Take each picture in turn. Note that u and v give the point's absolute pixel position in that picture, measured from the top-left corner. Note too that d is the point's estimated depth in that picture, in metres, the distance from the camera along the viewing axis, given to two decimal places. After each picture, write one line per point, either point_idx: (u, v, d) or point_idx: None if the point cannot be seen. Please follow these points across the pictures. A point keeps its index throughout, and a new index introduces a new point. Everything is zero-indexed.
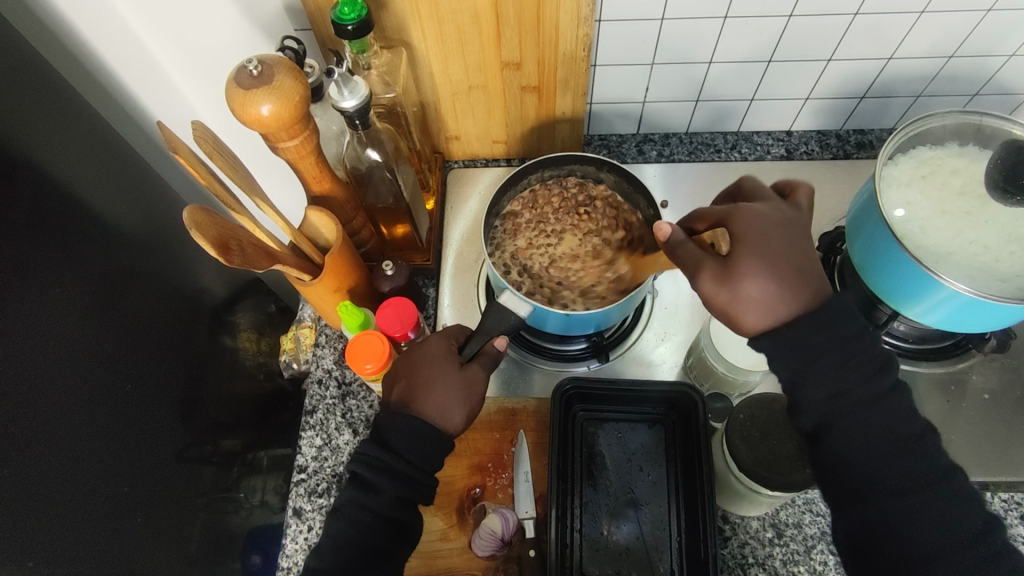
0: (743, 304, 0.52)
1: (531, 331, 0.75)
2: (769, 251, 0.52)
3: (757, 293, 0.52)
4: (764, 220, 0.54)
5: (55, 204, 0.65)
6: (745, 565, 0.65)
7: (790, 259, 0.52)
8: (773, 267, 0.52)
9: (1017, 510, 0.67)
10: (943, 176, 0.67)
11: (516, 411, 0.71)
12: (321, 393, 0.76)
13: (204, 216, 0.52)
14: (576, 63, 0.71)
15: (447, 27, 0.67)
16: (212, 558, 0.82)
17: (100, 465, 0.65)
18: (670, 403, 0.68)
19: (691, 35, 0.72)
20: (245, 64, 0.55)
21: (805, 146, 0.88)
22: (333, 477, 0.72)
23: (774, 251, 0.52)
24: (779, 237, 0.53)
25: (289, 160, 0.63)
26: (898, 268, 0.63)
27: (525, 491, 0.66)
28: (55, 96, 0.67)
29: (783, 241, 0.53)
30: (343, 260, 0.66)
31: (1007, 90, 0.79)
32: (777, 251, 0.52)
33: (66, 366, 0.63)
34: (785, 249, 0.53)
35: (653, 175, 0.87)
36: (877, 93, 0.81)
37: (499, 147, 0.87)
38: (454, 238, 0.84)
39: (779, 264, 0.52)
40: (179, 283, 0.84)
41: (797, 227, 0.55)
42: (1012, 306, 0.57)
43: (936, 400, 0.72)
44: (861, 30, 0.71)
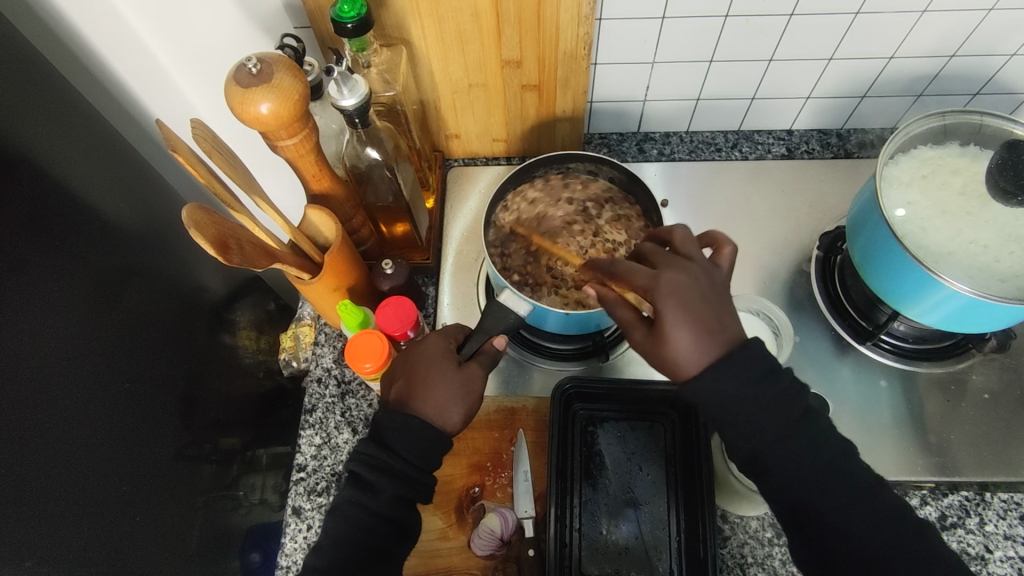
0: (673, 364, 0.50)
1: (531, 330, 0.75)
2: (685, 307, 0.50)
3: (689, 354, 0.50)
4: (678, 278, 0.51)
5: (53, 201, 0.65)
6: (744, 565, 0.65)
7: (706, 316, 0.50)
8: (695, 329, 0.49)
9: (1017, 510, 0.67)
10: (943, 176, 0.67)
11: (515, 410, 0.71)
12: (320, 392, 0.76)
13: (203, 214, 0.52)
14: (577, 62, 0.71)
15: (446, 25, 0.67)
16: (211, 555, 0.82)
17: (98, 463, 0.65)
18: (670, 402, 0.68)
19: (692, 33, 0.72)
20: (244, 62, 0.55)
21: (806, 145, 0.88)
22: (332, 476, 0.72)
23: (692, 311, 0.49)
24: (695, 300, 0.50)
25: (288, 158, 0.63)
26: (898, 267, 0.63)
27: (524, 490, 0.66)
28: (53, 93, 0.67)
29: (704, 300, 0.50)
30: (342, 258, 0.66)
31: (1008, 90, 0.79)
32: (688, 307, 0.50)
33: (63, 363, 0.62)
34: (702, 308, 0.50)
35: (653, 174, 0.87)
36: (878, 92, 0.81)
37: (499, 146, 0.87)
38: (454, 236, 0.84)
39: (700, 323, 0.49)
40: (178, 280, 0.84)
41: (716, 287, 0.52)
42: (1012, 306, 0.57)
43: (936, 400, 0.72)
44: (863, 30, 0.71)
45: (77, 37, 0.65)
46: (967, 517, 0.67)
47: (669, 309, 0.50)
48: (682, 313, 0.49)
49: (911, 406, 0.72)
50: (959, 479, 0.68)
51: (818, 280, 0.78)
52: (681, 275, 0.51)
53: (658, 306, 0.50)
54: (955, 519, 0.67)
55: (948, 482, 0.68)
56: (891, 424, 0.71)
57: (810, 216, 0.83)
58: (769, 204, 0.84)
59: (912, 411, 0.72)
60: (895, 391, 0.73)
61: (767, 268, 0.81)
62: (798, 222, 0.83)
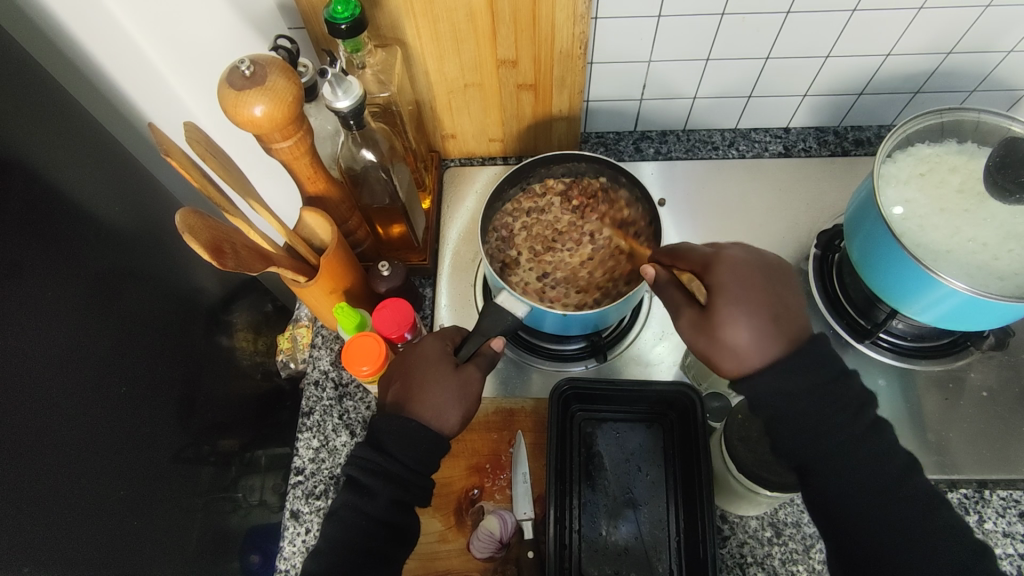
0: (727, 351, 0.54)
1: (529, 331, 0.75)
2: (744, 291, 0.54)
3: (742, 337, 0.53)
4: (738, 269, 0.56)
5: (46, 204, 0.64)
6: (744, 565, 0.65)
7: (766, 301, 0.54)
8: (753, 310, 0.53)
9: (1015, 507, 0.67)
10: (941, 174, 0.67)
11: (514, 412, 0.71)
12: (317, 395, 0.76)
13: (196, 218, 0.52)
14: (573, 61, 0.71)
15: (441, 25, 0.67)
16: (210, 557, 0.82)
17: (95, 467, 0.64)
18: (668, 403, 0.68)
19: (688, 32, 0.72)
20: (237, 64, 0.54)
21: (803, 143, 0.88)
22: (331, 478, 0.72)
23: (750, 296, 0.54)
24: (755, 282, 0.55)
25: (283, 160, 0.62)
26: (895, 265, 0.63)
27: (523, 492, 0.66)
28: (44, 96, 0.66)
29: (766, 288, 0.55)
30: (338, 261, 0.66)
31: (1006, 86, 0.79)
32: (746, 291, 0.54)
33: (58, 368, 0.62)
34: (763, 293, 0.54)
35: (650, 172, 0.87)
36: (875, 89, 0.81)
37: (495, 146, 0.86)
38: (450, 237, 0.84)
39: (755, 308, 0.53)
40: (174, 282, 0.83)
41: (773, 274, 0.56)
42: (1010, 304, 0.57)
43: (934, 398, 0.72)
44: (861, 26, 0.71)
45: (68, 40, 0.65)
46: (966, 514, 0.67)
47: (727, 289, 0.54)
48: (741, 302, 0.54)
49: (909, 404, 0.72)
50: (958, 477, 0.68)
51: (816, 278, 0.77)
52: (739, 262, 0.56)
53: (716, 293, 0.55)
54: None
55: (947, 480, 0.68)
56: (890, 422, 0.71)
57: (807, 213, 0.83)
58: (766, 202, 0.84)
59: (910, 410, 0.72)
60: (893, 389, 0.73)
61: None
62: (796, 220, 0.83)
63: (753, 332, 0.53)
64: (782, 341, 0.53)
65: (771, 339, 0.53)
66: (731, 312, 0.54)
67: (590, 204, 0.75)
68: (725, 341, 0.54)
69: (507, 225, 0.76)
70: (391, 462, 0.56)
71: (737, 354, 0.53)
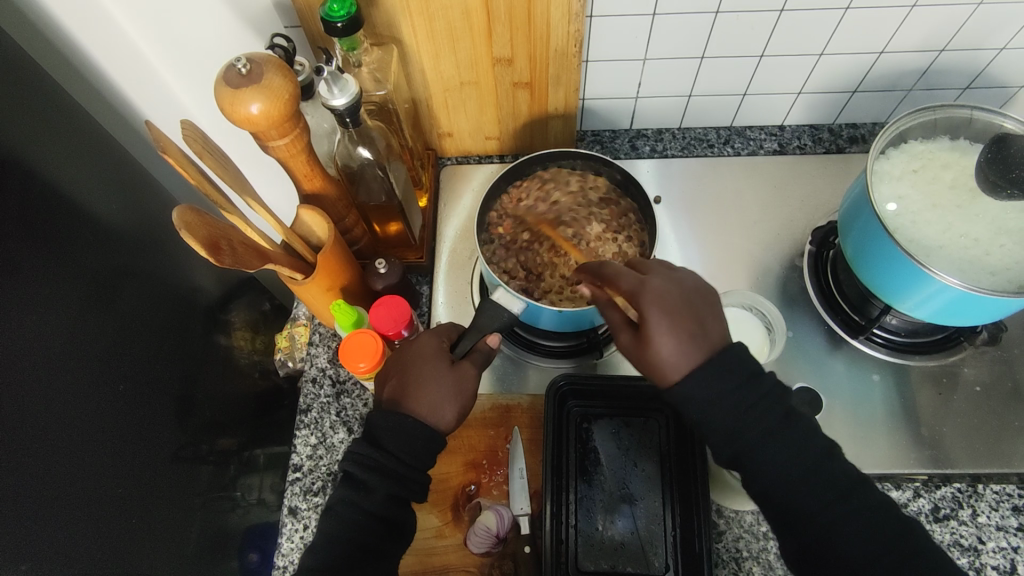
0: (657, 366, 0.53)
1: (525, 328, 0.76)
2: (667, 309, 0.53)
3: (670, 348, 0.52)
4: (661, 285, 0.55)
5: (44, 203, 0.64)
6: (739, 559, 0.65)
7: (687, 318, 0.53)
8: (676, 324, 0.53)
9: (1008, 501, 0.68)
10: (934, 171, 0.67)
11: (510, 408, 0.71)
12: (315, 392, 0.76)
13: (193, 216, 0.52)
14: (568, 59, 0.71)
15: (437, 23, 0.67)
16: (209, 555, 0.82)
17: (94, 465, 0.64)
18: (664, 398, 0.68)
19: (683, 29, 0.72)
20: (233, 62, 0.55)
21: (798, 141, 0.88)
22: (328, 476, 0.72)
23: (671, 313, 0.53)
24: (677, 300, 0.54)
25: (279, 158, 0.62)
26: (889, 261, 0.63)
27: (519, 488, 0.66)
28: (42, 95, 0.66)
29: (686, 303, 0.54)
30: (335, 259, 0.66)
31: (998, 83, 0.79)
32: (667, 306, 0.54)
33: (57, 366, 0.62)
34: (683, 309, 0.54)
35: (646, 170, 0.87)
36: (869, 87, 0.81)
37: (491, 144, 0.87)
38: (447, 235, 0.84)
39: (675, 323, 0.53)
40: (171, 281, 0.83)
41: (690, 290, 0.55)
42: (1002, 299, 0.58)
43: (928, 393, 0.72)
44: (854, 24, 0.71)
45: (65, 38, 0.65)
46: (960, 508, 0.67)
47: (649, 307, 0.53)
48: (663, 317, 0.53)
49: (903, 399, 0.72)
50: (951, 471, 0.69)
51: (811, 274, 0.78)
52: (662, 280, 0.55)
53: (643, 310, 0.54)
54: (948, 511, 0.67)
55: (941, 474, 0.69)
56: (884, 417, 0.72)
57: (802, 211, 0.83)
58: (761, 200, 0.85)
59: (903, 405, 0.72)
60: (887, 385, 0.73)
61: (759, 263, 0.81)
62: (791, 217, 0.83)
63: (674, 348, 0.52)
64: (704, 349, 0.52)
65: (694, 347, 0.52)
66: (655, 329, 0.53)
67: (614, 233, 0.75)
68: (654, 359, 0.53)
69: (504, 222, 0.76)
70: (388, 458, 0.56)
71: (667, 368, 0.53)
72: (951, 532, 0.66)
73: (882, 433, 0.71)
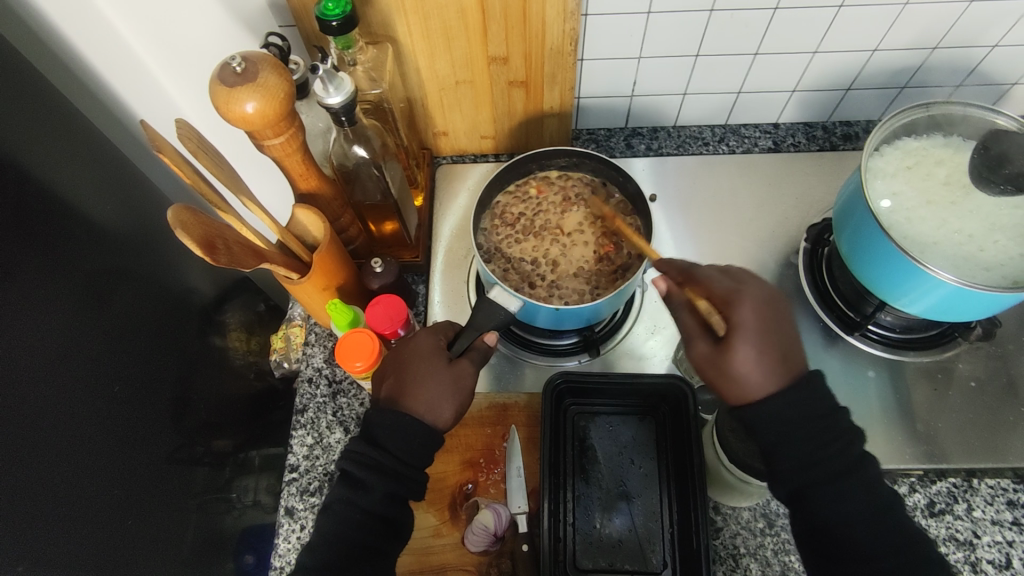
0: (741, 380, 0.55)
1: (521, 327, 0.76)
2: (760, 333, 0.55)
3: (752, 361, 0.54)
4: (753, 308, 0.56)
5: (37, 203, 0.64)
6: (737, 555, 0.66)
7: (774, 345, 0.55)
8: (763, 353, 0.54)
9: (1003, 496, 0.68)
10: (928, 167, 0.68)
11: (507, 407, 0.71)
12: (311, 392, 0.76)
13: (188, 215, 0.52)
14: (563, 58, 0.71)
15: (432, 22, 0.67)
16: (205, 557, 0.82)
17: (88, 466, 0.64)
18: (661, 396, 0.68)
19: (678, 28, 0.72)
20: (228, 61, 0.54)
21: (792, 138, 0.89)
22: (325, 476, 0.72)
23: (761, 339, 0.55)
24: (767, 322, 0.55)
25: (275, 158, 0.62)
26: (885, 257, 0.63)
27: (517, 486, 0.66)
28: (33, 94, 0.66)
29: (778, 329, 0.56)
30: (331, 257, 0.66)
31: (989, 81, 0.80)
32: (757, 321, 0.55)
33: (50, 367, 0.62)
34: (774, 334, 0.55)
35: (641, 168, 0.87)
36: (863, 84, 0.81)
37: (487, 143, 0.87)
38: (443, 234, 0.84)
39: (765, 340, 0.55)
40: (166, 282, 0.83)
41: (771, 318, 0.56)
42: (996, 294, 0.58)
43: (923, 388, 0.73)
44: (847, 21, 0.71)
45: (57, 37, 0.64)
46: (955, 503, 0.68)
47: (744, 320, 0.55)
48: (757, 332, 0.55)
49: (899, 395, 0.73)
50: (947, 467, 0.69)
51: (807, 272, 0.78)
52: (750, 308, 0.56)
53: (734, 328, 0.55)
54: (943, 506, 0.68)
55: (936, 469, 0.69)
56: (879, 413, 0.72)
57: (797, 208, 0.84)
58: (756, 197, 0.85)
59: (899, 401, 0.72)
60: (883, 381, 0.74)
61: (754, 260, 0.81)
62: (786, 214, 0.83)
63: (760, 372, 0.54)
64: (785, 370, 0.55)
65: (779, 369, 0.54)
66: (746, 349, 0.54)
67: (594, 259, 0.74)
68: (735, 374, 0.55)
69: (495, 235, 0.75)
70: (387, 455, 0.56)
71: (743, 381, 0.55)
72: (946, 527, 0.67)
73: (877, 428, 0.71)
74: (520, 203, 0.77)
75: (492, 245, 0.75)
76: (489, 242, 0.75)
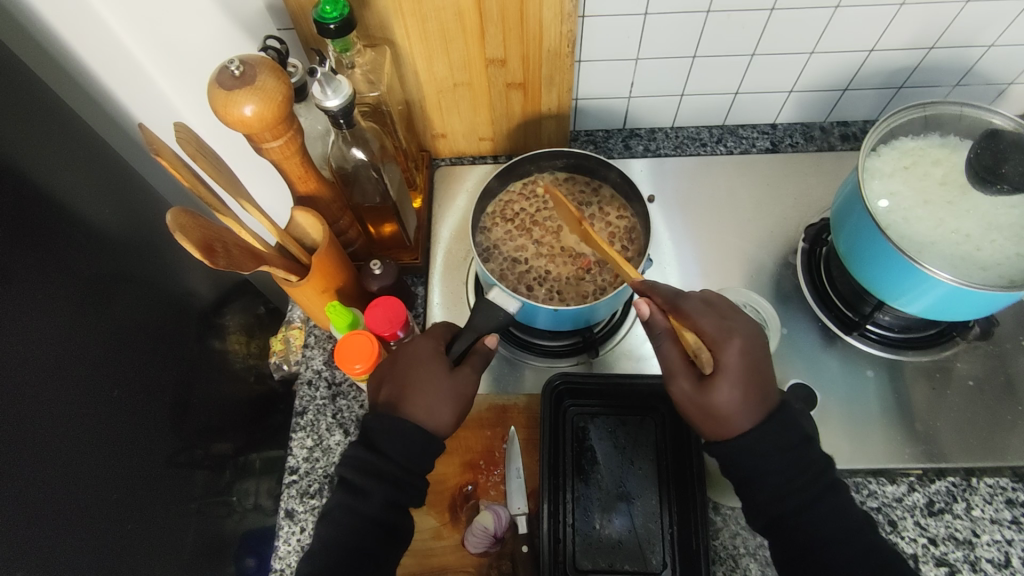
0: (724, 418, 0.55)
1: (520, 328, 0.76)
2: (745, 375, 0.55)
3: (736, 401, 0.55)
4: (740, 349, 0.56)
5: (37, 207, 0.64)
6: (737, 556, 0.66)
7: (757, 387, 0.56)
8: (747, 394, 0.55)
9: (1002, 495, 0.68)
10: (925, 167, 0.68)
11: (506, 408, 0.71)
12: (311, 394, 0.76)
13: (187, 218, 0.52)
14: (560, 59, 0.72)
15: (430, 24, 0.67)
16: (206, 560, 0.82)
17: (89, 470, 0.64)
18: (660, 396, 0.69)
19: (675, 29, 0.73)
20: (227, 64, 0.55)
21: (790, 139, 0.89)
22: (325, 478, 0.72)
23: (745, 380, 0.55)
24: (752, 363, 0.56)
25: (273, 160, 0.62)
26: (883, 256, 0.63)
27: (516, 487, 0.66)
28: (32, 98, 0.66)
29: (761, 371, 0.56)
30: (330, 258, 0.66)
31: (986, 80, 0.80)
32: (743, 362, 0.56)
33: (51, 371, 0.62)
34: (757, 375, 0.56)
35: (639, 169, 0.87)
36: (860, 85, 0.82)
37: (485, 144, 0.87)
38: (442, 236, 0.84)
39: (749, 380, 0.55)
40: (165, 285, 0.83)
41: (756, 359, 0.56)
42: (994, 293, 0.58)
43: (922, 388, 0.73)
44: (844, 22, 0.72)
45: (56, 42, 0.65)
46: (954, 502, 0.68)
47: (731, 361, 0.55)
48: (743, 374, 0.55)
49: (898, 395, 0.73)
50: (945, 466, 0.69)
51: (805, 272, 0.78)
52: (738, 348, 0.56)
53: (721, 367, 0.55)
54: (942, 505, 0.68)
55: (935, 468, 0.69)
56: (878, 412, 0.72)
57: (795, 208, 0.84)
58: (754, 198, 0.85)
59: (898, 400, 0.72)
60: (882, 381, 0.74)
61: (753, 260, 0.81)
62: (784, 214, 0.84)
63: (741, 411, 0.55)
64: (765, 409, 0.56)
65: (759, 410, 0.55)
66: (731, 389, 0.55)
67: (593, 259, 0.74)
68: (718, 410, 0.55)
69: (494, 237, 0.76)
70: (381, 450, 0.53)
71: (724, 418, 0.55)
72: (945, 526, 0.67)
73: (877, 427, 0.71)
74: (521, 202, 0.77)
75: (490, 247, 0.75)
76: (488, 243, 0.75)
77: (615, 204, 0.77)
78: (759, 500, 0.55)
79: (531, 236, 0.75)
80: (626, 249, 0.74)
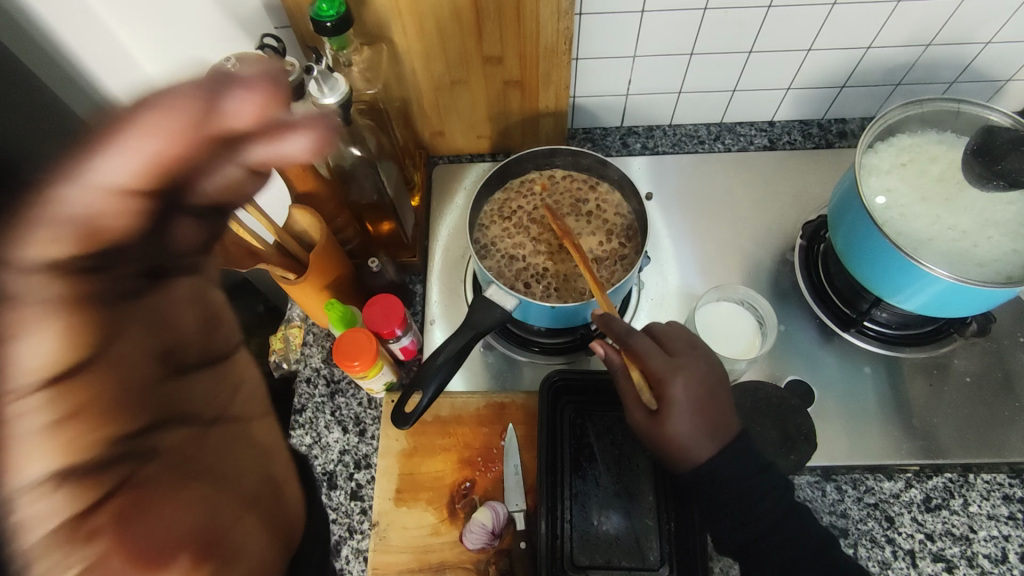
0: (678, 450, 0.56)
1: (517, 325, 0.75)
2: (695, 407, 0.56)
3: (688, 432, 0.55)
4: (689, 382, 0.56)
5: None
6: None
7: (710, 416, 0.56)
8: (699, 424, 0.56)
9: (999, 490, 0.68)
10: (922, 164, 0.68)
11: (504, 405, 0.71)
12: (310, 392, 0.76)
13: None
14: (558, 57, 0.72)
15: (427, 23, 0.67)
16: None
17: None
18: None
19: (672, 26, 0.73)
20: (224, 62, 0.55)
21: (787, 136, 0.89)
22: (324, 475, 0.72)
23: (696, 412, 0.55)
24: (702, 394, 0.56)
25: (271, 158, 0.62)
26: (880, 253, 0.63)
27: (514, 484, 0.67)
28: None
29: (714, 398, 0.57)
30: (328, 256, 0.66)
31: (983, 77, 0.80)
32: (693, 394, 0.56)
33: None
34: (710, 406, 0.56)
35: (637, 167, 0.87)
36: (857, 82, 0.82)
37: (483, 142, 0.87)
38: (441, 234, 0.84)
39: (701, 410, 0.56)
40: None
41: (707, 390, 0.56)
42: (991, 290, 0.58)
43: (919, 384, 0.73)
44: (841, 19, 0.72)
45: None
46: (951, 498, 0.68)
47: (679, 396, 0.55)
48: (693, 406, 0.56)
49: (895, 391, 0.73)
50: (943, 461, 0.69)
51: (802, 269, 0.79)
52: (687, 382, 0.56)
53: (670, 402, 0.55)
54: (939, 501, 0.68)
55: (932, 464, 0.69)
56: (876, 409, 0.72)
57: (793, 206, 0.84)
58: (752, 195, 0.85)
59: (895, 397, 0.73)
60: (879, 377, 0.74)
61: (751, 258, 0.81)
62: (782, 212, 0.84)
63: (697, 443, 0.56)
64: (719, 435, 0.56)
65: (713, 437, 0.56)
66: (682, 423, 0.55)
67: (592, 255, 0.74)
68: (673, 443, 0.56)
69: (494, 234, 0.76)
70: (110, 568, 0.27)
71: (680, 449, 0.56)
72: (943, 522, 0.67)
73: (875, 423, 0.72)
74: (520, 199, 0.77)
75: (489, 244, 0.75)
76: (487, 241, 0.75)
77: (614, 201, 0.77)
78: (737, 506, 0.55)
79: (530, 232, 0.76)
80: (624, 246, 0.74)
